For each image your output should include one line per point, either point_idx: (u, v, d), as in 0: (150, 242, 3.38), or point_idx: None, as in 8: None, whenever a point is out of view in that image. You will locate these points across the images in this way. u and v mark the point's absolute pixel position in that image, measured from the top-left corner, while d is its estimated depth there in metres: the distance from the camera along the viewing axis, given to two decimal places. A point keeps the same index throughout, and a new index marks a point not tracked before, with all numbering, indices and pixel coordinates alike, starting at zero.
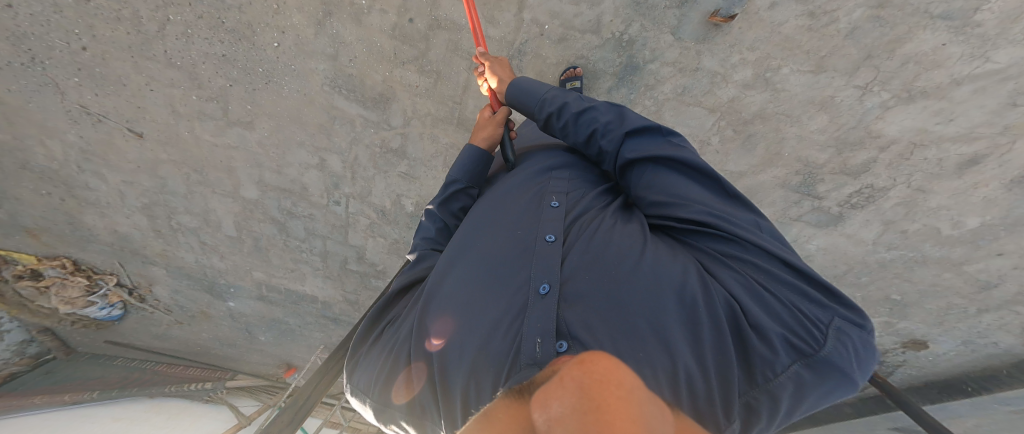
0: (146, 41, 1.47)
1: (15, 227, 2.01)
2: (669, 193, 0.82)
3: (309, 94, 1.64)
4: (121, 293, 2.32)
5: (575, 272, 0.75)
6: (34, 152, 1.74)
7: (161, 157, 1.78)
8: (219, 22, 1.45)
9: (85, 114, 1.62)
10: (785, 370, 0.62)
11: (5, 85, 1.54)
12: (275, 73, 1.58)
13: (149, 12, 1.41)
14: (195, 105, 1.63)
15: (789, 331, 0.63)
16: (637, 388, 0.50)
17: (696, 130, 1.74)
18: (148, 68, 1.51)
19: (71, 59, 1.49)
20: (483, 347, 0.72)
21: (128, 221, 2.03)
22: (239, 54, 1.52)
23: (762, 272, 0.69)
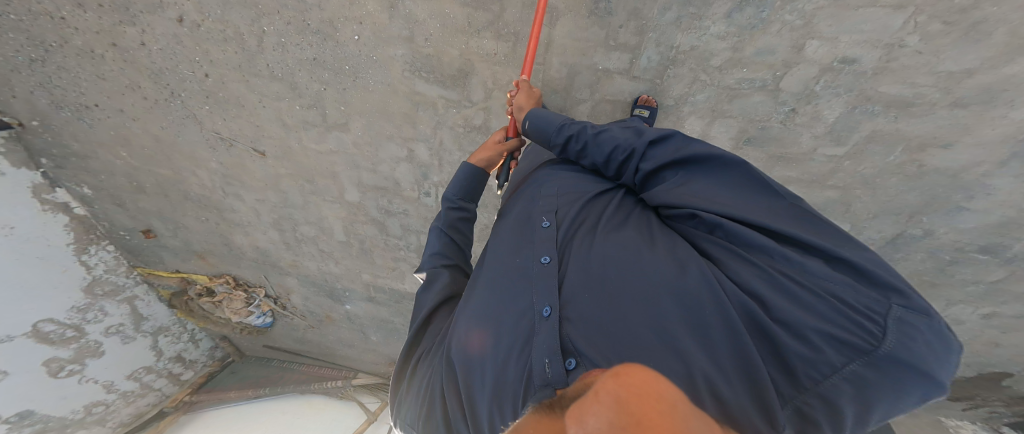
0: (252, 58, 1.58)
1: (188, 251, 2.37)
2: (688, 200, 0.82)
3: (391, 83, 1.63)
4: (270, 303, 2.65)
5: (576, 292, 0.78)
6: (189, 183, 2.05)
7: (281, 172, 1.96)
8: (305, 25, 1.51)
9: (221, 140, 1.84)
10: (836, 371, 0.57)
11: (160, 123, 1.79)
12: (360, 68, 1.60)
13: (248, 27, 1.52)
14: (299, 114, 1.74)
15: (833, 327, 0.59)
16: (676, 397, 0.43)
17: (876, 32, 1.36)
18: (256, 84, 1.63)
19: (199, 88, 1.67)
20: (502, 373, 0.78)
21: (265, 236, 2.28)
22: (327, 55, 1.56)
23: (791, 268, 0.66)
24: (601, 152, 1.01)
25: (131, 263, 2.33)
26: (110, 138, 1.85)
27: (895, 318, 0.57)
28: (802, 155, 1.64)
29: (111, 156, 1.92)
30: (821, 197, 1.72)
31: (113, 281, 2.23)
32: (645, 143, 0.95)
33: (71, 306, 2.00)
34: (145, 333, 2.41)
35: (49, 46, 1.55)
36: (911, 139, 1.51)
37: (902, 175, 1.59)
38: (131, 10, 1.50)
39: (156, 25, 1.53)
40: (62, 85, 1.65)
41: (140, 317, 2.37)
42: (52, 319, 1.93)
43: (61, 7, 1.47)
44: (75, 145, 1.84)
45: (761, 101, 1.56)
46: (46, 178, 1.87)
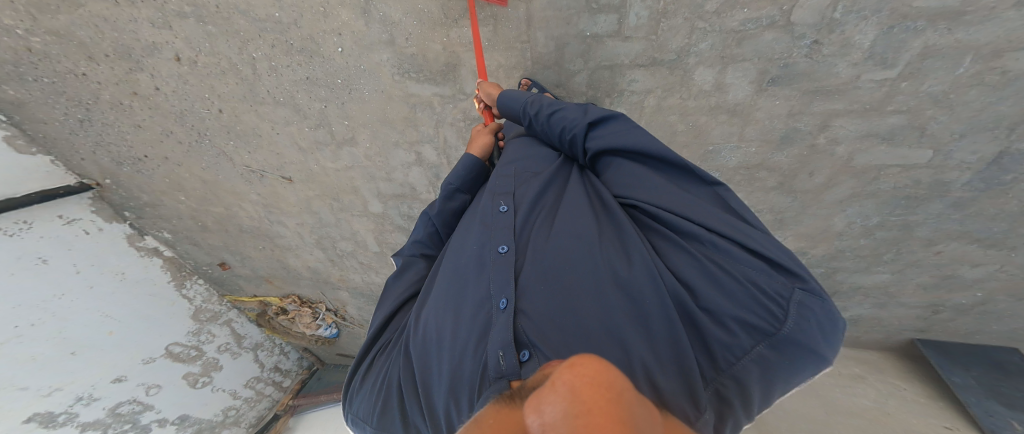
0: (252, 86, 1.69)
1: (257, 277, 2.57)
2: (631, 189, 0.91)
3: (385, 89, 1.68)
4: (333, 315, 2.82)
5: (530, 283, 0.80)
6: (240, 216, 2.21)
7: (310, 194, 2.08)
8: (289, 45, 1.58)
9: (252, 173, 1.99)
10: (745, 352, 0.68)
11: (200, 165, 1.97)
12: (353, 79, 1.66)
13: (238, 56, 1.61)
14: (310, 136, 1.84)
15: (743, 311, 0.69)
16: (626, 390, 0.38)
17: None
18: (265, 112, 1.75)
19: (219, 124, 1.81)
20: (458, 367, 0.80)
21: (313, 256, 2.43)
22: (318, 71, 1.64)
23: (715, 255, 0.75)
24: (557, 132, 1.07)
25: (220, 292, 2.58)
26: (166, 185, 2.03)
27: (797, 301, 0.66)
28: (845, 86, 1.43)
29: (175, 202, 2.10)
30: (874, 130, 1.48)
31: (211, 309, 2.50)
32: (590, 124, 0.99)
33: (185, 331, 2.28)
34: (247, 349, 2.65)
35: (89, 104, 1.71)
36: (980, 45, 1.24)
37: (987, 85, 1.30)
38: (133, 56, 1.61)
39: (161, 68, 1.65)
40: (113, 141, 1.83)
41: (240, 335, 2.62)
42: (177, 341, 2.20)
43: (79, 64, 1.61)
44: (145, 196, 2.06)
45: (774, 38, 1.41)
46: (134, 228, 2.15)
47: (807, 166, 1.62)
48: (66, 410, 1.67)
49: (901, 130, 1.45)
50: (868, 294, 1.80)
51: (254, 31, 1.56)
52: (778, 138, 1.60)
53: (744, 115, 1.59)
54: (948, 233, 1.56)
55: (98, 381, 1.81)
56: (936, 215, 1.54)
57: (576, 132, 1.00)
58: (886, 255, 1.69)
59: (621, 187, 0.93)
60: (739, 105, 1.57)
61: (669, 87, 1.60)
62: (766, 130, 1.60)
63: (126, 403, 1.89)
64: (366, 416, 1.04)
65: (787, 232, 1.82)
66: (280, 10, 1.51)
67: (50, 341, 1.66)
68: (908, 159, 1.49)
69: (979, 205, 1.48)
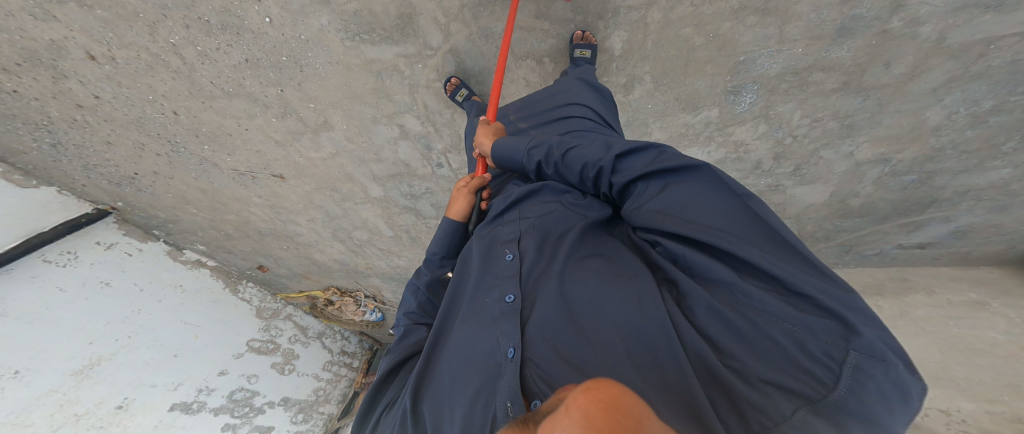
0: (190, 78, 1.54)
1: (295, 274, 2.54)
2: (657, 219, 0.74)
3: (338, 61, 1.53)
4: (373, 300, 2.85)
5: (537, 334, 0.71)
6: (253, 220, 2.14)
7: (308, 188, 1.99)
8: (208, 24, 1.42)
9: (243, 175, 1.90)
10: (786, 420, 0.48)
11: (191, 176, 1.88)
12: (297, 52, 1.45)
13: (153, 44, 1.45)
14: (281, 126, 1.72)
15: (790, 370, 0.51)
16: (649, 417, 0.29)
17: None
18: (223, 108, 1.60)
19: (183, 128, 1.63)
20: (468, 419, 0.71)
21: (336, 249, 2.39)
22: (254, 48, 1.49)
23: (750, 306, 0.58)
24: (576, 169, 0.94)
25: (272, 291, 2.56)
26: (172, 200, 1.96)
27: (852, 363, 0.47)
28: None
29: (190, 214, 2.04)
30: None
31: (270, 307, 2.49)
32: (614, 157, 0.84)
33: (257, 329, 2.29)
34: (314, 337, 2.67)
35: (49, 126, 1.59)
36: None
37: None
38: (47, 61, 1.43)
39: (88, 73, 1.49)
40: (99, 162, 1.75)
41: (303, 327, 2.62)
42: (253, 337, 2.23)
43: (3, 81, 1.45)
44: (161, 213, 2.00)
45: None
46: (170, 244, 2.11)
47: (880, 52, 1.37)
48: (196, 398, 1.76)
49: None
50: (982, 197, 1.44)
51: (156, 12, 1.38)
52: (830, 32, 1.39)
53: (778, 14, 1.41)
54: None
55: (208, 374, 1.86)
56: None
57: (601, 169, 0.86)
58: (1005, 145, 1.33)
59: (642, 219, 0.78)
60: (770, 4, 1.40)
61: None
62: (813, 24, 1.39)
63: (238, 391, 1.95)
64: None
65: (859, 138, 1.55)
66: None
67: (150, 346, 1.71)
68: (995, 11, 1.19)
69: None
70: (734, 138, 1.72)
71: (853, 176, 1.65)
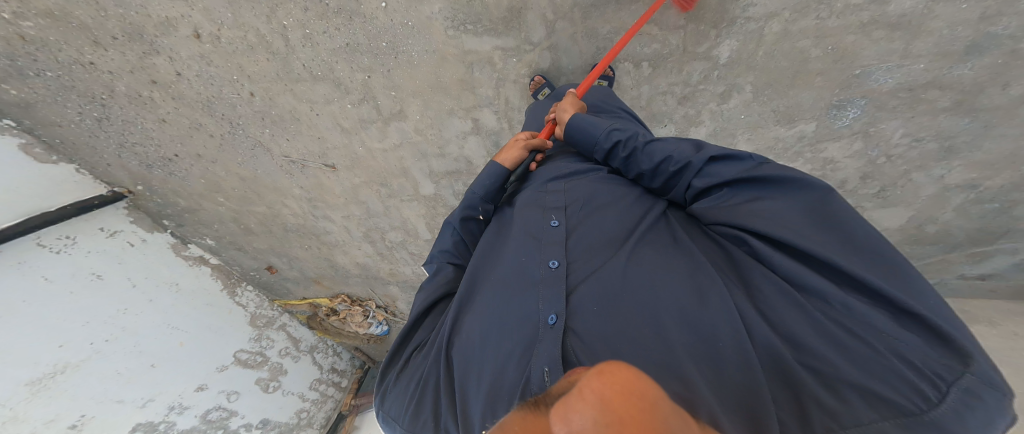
0: (285, 62, 1.30)
1: (303, 279, 2.01)
2: (735, 219, 0.59)
3: (437, 50, 1.20)
4: (384, 312, 2.18)
5: (584, 304, 0.57)
6: (284, 214, 1.76)
7: (358, 182, 1.60)
8: (324, 6, 1.18)
9: (292, 163, 1.57)
10: (862, 426, 0.38)
11: (235, 161, 1.59)
12: (399, 39, 1.16)
13: (266, 26, 1.25)
14: (354, 114, 1.39)
15: (876, 381, 0.40)
16: (664, 401, 0.30)
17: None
18: (303, 92, 1.35)
19: (252, 110, 1.44)
20: (499, 381, 0.57)
21: (362, 252, 1.90)
22: (359, 35, 1.18)
23: (840, 312, 0.46)
24: (653, 160, 0.71)
25: (269, 297, 2.00)
26: (204, 187, 1.65)
27: (964, 387, 0.36)
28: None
29: (213, 204, 1.70)
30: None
31: (266, 314, 1.95)
32: (705, 158, 0.65)
33: (247, 337, 1.80)
34: (305, 353, 2.06)
35: (103, 99, 1.41)
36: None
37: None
38: (146, 37, 1.31)
39: (180, 49, 1.32)
40: (137, 141, 1.51)
41: (297, 339, 2.04)
42: (243, 347, 1.75)
43: (84, 50, 1.32)
44: (181, 200, 1.67)
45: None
46: (177, 236, 1.72)
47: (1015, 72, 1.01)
48: (164, 419, 1.39)
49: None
50: None
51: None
52: (960, 47, 1.03)
53: (913, 23, 1.04)
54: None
55: (184, 390, 1.48)
56: None
57: (683, 166, 0.67)
58: None
59: (719, 221, 0.62)
60: (904, 16, 1.04)
61: (803, 6, 1.08)
62: (944, 41, 1.03)
63: (213, 410, 1.54)
64: (395, 416, 0.67)
65: (955, 161, 1.13)
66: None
67: (128, 355, 1.36)
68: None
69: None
70: (822, 154, 1.24)
71: (937, 203, 1.18)
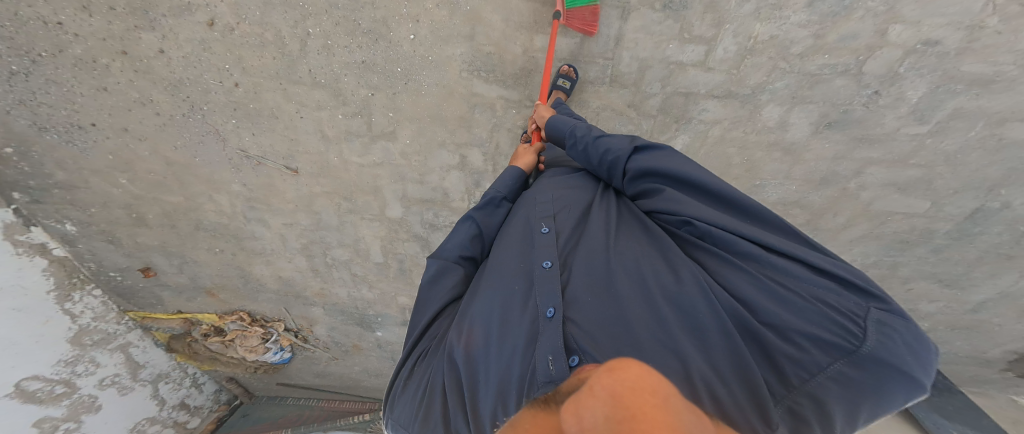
0: (292, 63, 1.26)
1: (196, 288, 1.82)
2: (671, 204, 0.63)
3: (447, 86, 1.24)
4: (290, 336, 2.05)
5: (579, 293, 0.57)
6: (204, 210, 1.57)
7: (316, 191, 1.46)
8: (355, 25, 1.20)
9: (246, 159, 1.41)
10: (822, 371, 0.44)
11: (171, 142, 1.40)
12: (414, 69, 1.23)
13: (290, 29, 1.22)
14: (342, 124, 1.33)
15: (820, 327, 0.45)
16: (677, 396, 0.28)
17: (959, 9, 0.87)
18: (297, 93, 1.29)
19: (227, 99, 1.32)
20: (505, 380, 0.53)
21: (291, 265, 1.74)
22: (378, 57, 1.22)
23: (773, 271, 0.51)
24: (595, 156, 0.77)
25: (122, 307, 1.78)
26: (107, 164, 1.43)
27: (876, 319, 0.44)
28: (887, 137, 1.03)
29: (108, 186, 1.48)
30: (897, 178, 1.08)
31: (102, 329, 1.69)
32: (636, 149, 0.71)
33: (56, 360, 1.49)
34: (144, 383, 1.82)
35: (38, 57, 1.24)
36: (994, 113, 0.95)
37: (980, 151, 1.01)
38: (151, 14, 1.22)
39: (178, 28, 1.24)
40: (46, 102, 1.29)
41: (138, 365, 1.81)
42: (38, 374, 1.43)
43: (61, 12, 1.19)
44: (59, 174, 1.42)
45: (843, 86, 0.99)
46: (19, 215, 1.43)
47: (836, 207, 1.15)
48: None
49: (968, 169, 1.03)
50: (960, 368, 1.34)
51: (321, 5, 1.19)
52: (817, 180, 1.13)
53: (800, 153, 1.09)
54: (1007, 304, 1.19)
55: None
56: (940, 273, 1.19)
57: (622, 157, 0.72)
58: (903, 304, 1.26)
59: (657, 209, 0.66)
60: (796, 144, 1.08)
61: (737, 119, 1.09)
62: (813, 171, 1.11)
63: None
64: (405, 423, 0.60)
65: None
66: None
67: None
68: (914, 208, 1.11)
69: (957, 255, 1.17)
70: None
71: None
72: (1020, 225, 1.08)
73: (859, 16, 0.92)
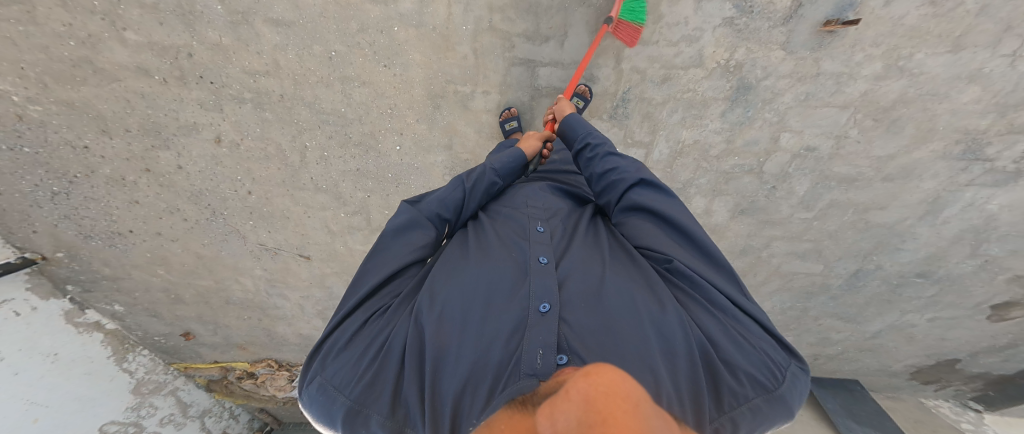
0: (295, 172, 1.47)
1: (228, 344, 2.04)
2: (663, 237, 0.74)
3: (433, 188, 1.47)
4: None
5: (574, 299, 0.66)
6: (232, 289, 1.80)
7: (327, 271, 1.74)
8: (346, 138, 1.39)
9: (265, 250, 1.66)
10: (749, 402, 0.54)
11: (199, 240, 1.63)
12: (402, 175, 1.45)
13: (289, 143, 1.42)
14: (344, 221, 1.56)
15: (760, 373, 0.57)
16: (644, 401, 0.36)
17: (830, 122, 1.12)
18: (303, 198, 1.51)
19: (242, 205, 1.54)
20: (480, 365, 0.58)
21: (309, 325, 1.99)
22: (370, 165, 1.43)
23: (729, 317, 0.64)
24: (602, 171, 0.85)
25: (168, 360, 2.01)
26: (144, 260, 1.65)
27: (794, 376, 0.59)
28: (784, 220, 1.28)
29: (147, 275, 1.69)
30: (797, 249, 1.31)
31: (155, 379, 1.93)
32: (640, 178, 0.80)
33: (124, 406, 1.72)
34: (193, 418, 2.06)
35: (74, 177, 1.42)
36: (859, 204, 1.20)
37: (855, 229, 1.25)
38: (163, 134, 1.40)
39: (191, 147, 1.43)
40: (88, 215, 1.50)
41: (185, 405, 2.05)
42: (113, 419, 1.66)
43: (84, 135, 1.36)
44: (106, 269, 1.63)
45: (750, 182, 1.25)
46: (75, 302, 1.65)
47: (752, 270, 1.38)
48: None
49: (852, 245, 1.26)
50: (881, 384, 1.61)
51: (315, 122, 1.38)
52: (737, 251, 1.36)
53: (722, 231, 1.34)
54: (893, 332, 1.44)
55: None
56: (853, 318, 1.42)
57: (625, 181, 0.80)
58: (834, 336, 1.49)
59: (643, 239, 0.76)
60: (719, 226, 1.33)
61: None
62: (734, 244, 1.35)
63: None
64: (338, 384, 0.59)
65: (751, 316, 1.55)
66: (349, 106, 1.35)
67: None
68: (812, 269, 1.34)
69: (854, 301, 1.38)
70: None
71: None
72: (894, 278, 1.30)
73: (757, 125, 1.17)
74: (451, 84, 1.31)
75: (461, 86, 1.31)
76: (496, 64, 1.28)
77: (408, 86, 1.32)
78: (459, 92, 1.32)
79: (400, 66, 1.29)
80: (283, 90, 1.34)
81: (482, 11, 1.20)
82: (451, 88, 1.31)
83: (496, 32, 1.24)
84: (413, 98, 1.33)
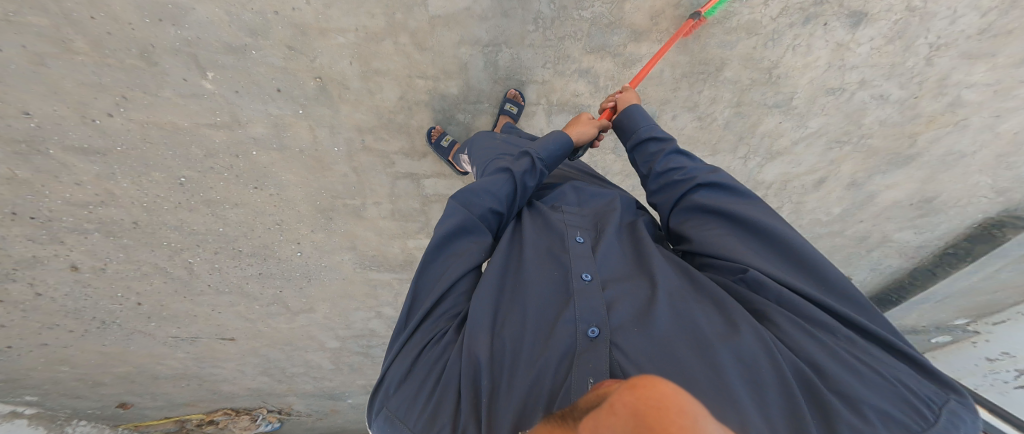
0: (186, 282, 1.54)
1: (175, 403, 1.99)
2: (737, 245, 0.67)
3: (346, 277, 1.68)
4: (277, 412, 2.25)
5: (624, 321, 0.61)
6: (156, 368, 1.78)
7: (257, 345, 1.83)
8: (238, 253, 1.51)
9: (180, 340, 1.70)
10: None
11: (99, 342, 1.59)
12: (311, 271, 1.63)
13: (167, 261, 1.47)
14: (259, 310, 1.70)
15: (895, 404, 0.44)
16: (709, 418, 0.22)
17: None
18: (204, 301, 1.60)
19: (136, 313, 1.56)
20: (531, 394, 0.54)
21: (255, 380, 2.02)
22: (272, 267, 1.58)
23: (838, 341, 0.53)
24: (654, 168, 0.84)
25: (114, 423, 1.94)
26: (42, 362, 1.57)
27: (950, 407, 0.44)
28: None
29: (49, 372, 1.61)
30: None
31: None
32: (709, 182, 0.76)
33: None
34: None
35: None
36: None
37: None
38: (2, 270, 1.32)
39: (43, 275, 1.37)
40: None
41: None
42: None
43: None
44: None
45: None
46: None
47: None
48: None
49: None
50: None
51: (189, 242, 1.45)
52: None
53: None
54: None
55: None
56: None
57: (691, 180, 0.78)
58: None
59: (714, 250, 0.69)
60: None
61: None
62: None
63: None
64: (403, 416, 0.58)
65: None
66: (227, 226, 1.45)
67: None
68: None
69: None
70: None
71: None
72: None
73: None
74: (338, 199, 1.49)
75: (349, 200, 1.50)
76: (379, 179, 1.48)
77: (292, 204, 1.46)
78: (349, 205, 1.51)
79: (274, 187, 1.41)
80: (134, 218, 1.36)
81: (351, 133, 1.36)
82: (341, 202, 1.49)
83: (371, 151, 1.41)
84: (301, 214, 1.49)
